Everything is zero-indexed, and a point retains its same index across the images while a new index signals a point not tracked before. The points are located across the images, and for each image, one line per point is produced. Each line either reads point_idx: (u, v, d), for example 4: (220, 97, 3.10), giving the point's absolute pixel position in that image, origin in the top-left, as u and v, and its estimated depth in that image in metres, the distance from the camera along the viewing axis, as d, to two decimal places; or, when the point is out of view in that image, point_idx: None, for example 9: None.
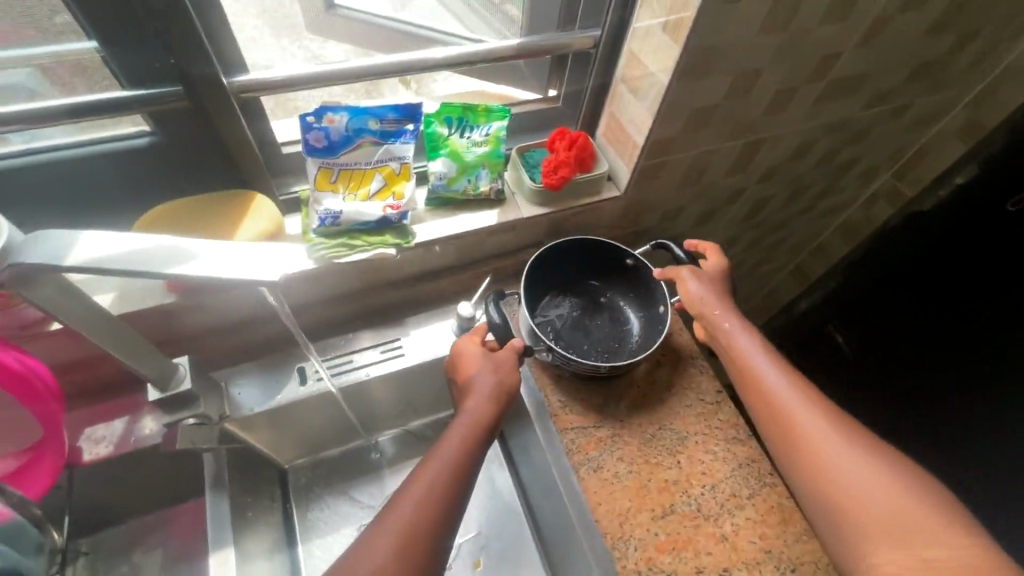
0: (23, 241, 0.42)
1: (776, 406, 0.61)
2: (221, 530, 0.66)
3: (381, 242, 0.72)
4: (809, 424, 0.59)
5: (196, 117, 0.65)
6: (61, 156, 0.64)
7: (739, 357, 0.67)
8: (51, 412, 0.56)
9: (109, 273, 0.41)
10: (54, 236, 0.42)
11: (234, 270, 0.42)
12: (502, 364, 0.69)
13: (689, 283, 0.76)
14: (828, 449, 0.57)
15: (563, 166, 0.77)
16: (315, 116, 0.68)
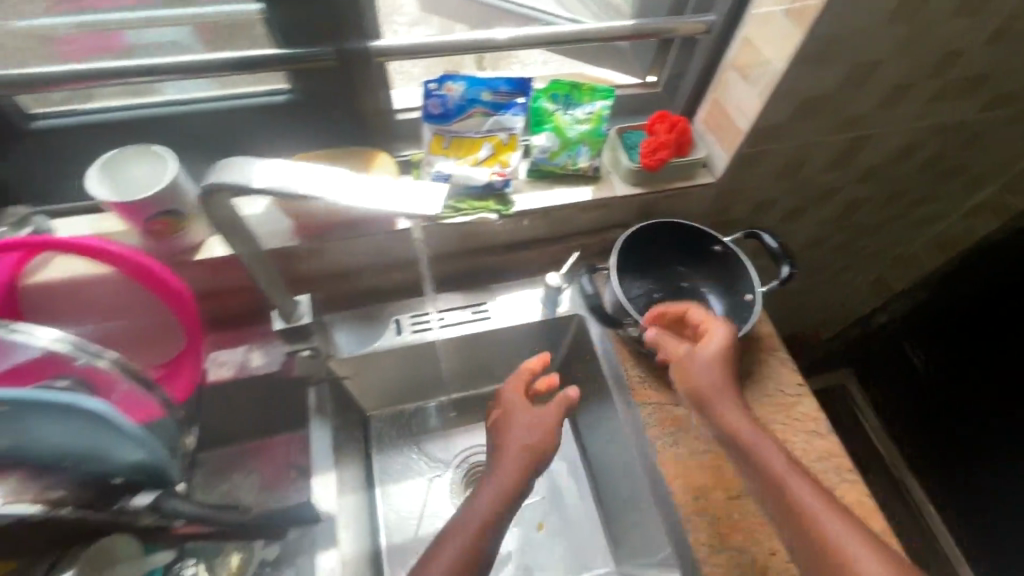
0: (225, 165, 0.48)
1: (801, 514, 0.58)
2: (324, 457, 0.72)
3: (484, 208, 0.76)
4: (835, 533, 0.56)
5: (330, 77, 0.71)
6: (212, 106, 0.72)
7: (755, 456, 0.63)
8: (194, 326, 0.63)
9: (288, 195, 0.46)
10: (247, 162, 0.48)
11: (391, 201, 0.44)
12: (531, 427, 0.72)
13: (691, 367, 0.71)
14: (858, 560, 0.54)
15: (663, 148, 0.79)
16: (436, 84, 0.73)
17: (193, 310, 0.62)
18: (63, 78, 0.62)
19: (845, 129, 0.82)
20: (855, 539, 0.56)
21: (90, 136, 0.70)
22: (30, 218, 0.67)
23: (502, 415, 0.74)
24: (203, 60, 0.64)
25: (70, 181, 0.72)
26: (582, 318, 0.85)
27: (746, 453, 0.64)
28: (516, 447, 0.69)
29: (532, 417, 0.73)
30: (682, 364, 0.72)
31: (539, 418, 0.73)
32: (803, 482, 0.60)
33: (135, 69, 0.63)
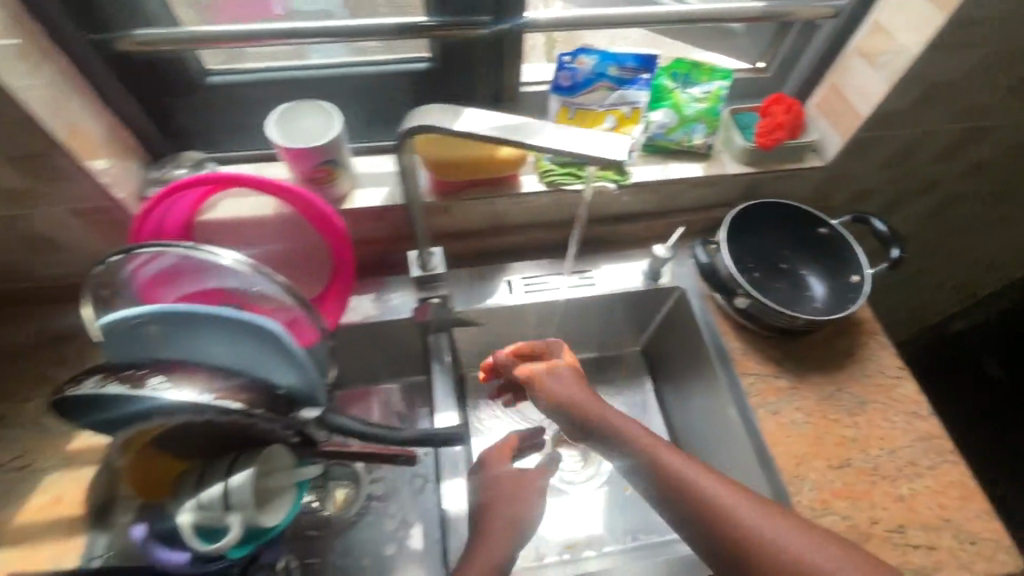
0: (428, 113, 0.52)
1: (716, 516, 0.58)
2: (447, 398, 0.79)
3: (603, 177, 0.81)
4: (749, 521, 0.57)
5: (472, 46, 0.75)
6: (360, 71, 0.77)
7: (656, 464, 0.62)
8: (343, 248, 0.69)
9: (492, 141, 0.49)
10: (448, 111, 0.52)
11: (592, 148, 0.48)
12: (513, 498, 0.72)
13: (560, 393, 0.70)
14: (784, 543, 0.56)
15: (780, 129, 0.81)
16: (570, 57, 0.77)
17: (352, 255, 0.70)
18: (236, 35, 0.65)
19: (964, 119, 0.83)
20: (766, 520, 0.57)
21: (249, 93, 0.76)
22: (204, 164, 0.75)
23: (489, 493, 0.73)
24: (368, 25, 0.68)
25: (229, 133, 0.79)
26: (683, 291, 0.88)
27: (648, 464, 0.62)
28: (504, 520, 0.70)
29: (504, 487, 0.73)
30: (555, 399, 0.70)
31: (513, 485, 0.73)
32: (714, 479, 0.61)
33: (300, 30, 0.67)
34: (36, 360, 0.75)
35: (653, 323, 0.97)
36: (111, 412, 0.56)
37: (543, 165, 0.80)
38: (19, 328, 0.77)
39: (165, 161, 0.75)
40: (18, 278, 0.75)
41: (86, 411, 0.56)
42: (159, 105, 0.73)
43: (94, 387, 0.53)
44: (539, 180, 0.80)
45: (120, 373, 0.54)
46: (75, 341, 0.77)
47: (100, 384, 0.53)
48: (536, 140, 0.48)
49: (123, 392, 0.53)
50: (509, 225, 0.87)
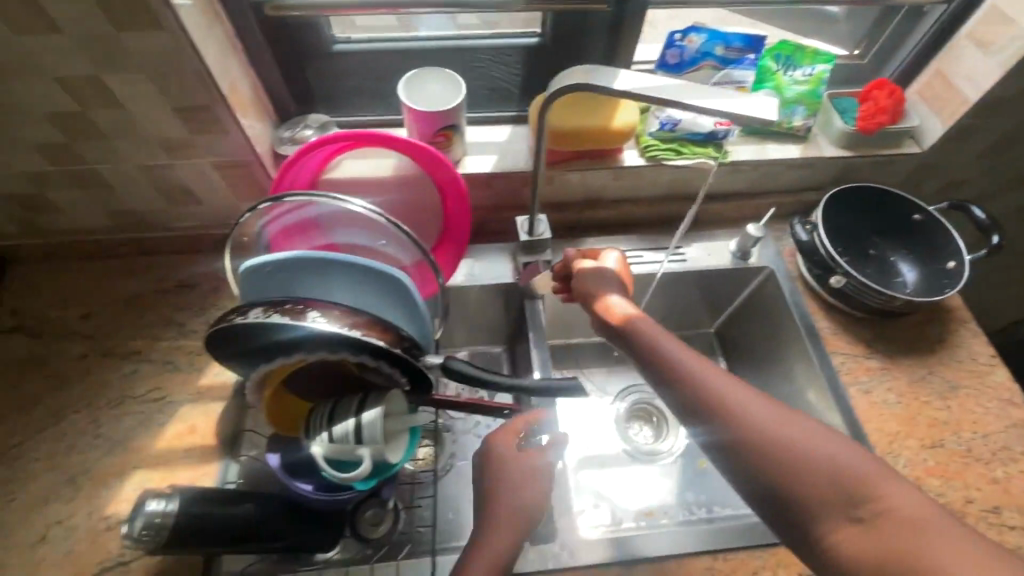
0: (581, 75, 0.55)
1: (741, 427, 0.51)
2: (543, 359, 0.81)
3: (704, 154, 0.83)
4: (771, 427, 0.50)
5: (585, 21, 0.77)
6: (475, 44, 0.81)
7: (694, 387, 0.55)
8: (463, 211, 0.75)
9: (646, 101, 0.52)
10: (601, 73, 0.54)
11: (748, 108, 0.49)
12: (520, 485, 0.65)
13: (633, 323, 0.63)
14: (809, 451, 0.48)
15: (882, 113, 0.82)
16: (681, 35, 0.79)
17: (469, 222, 0.77)
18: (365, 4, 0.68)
19: None
20: (791, 425, 0.50)
21: (372, 61, 0.80)
22: (328, 126, 0.79)
23: (488, 481, 0.65)
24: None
25: (350, 99, 0.83)
26: (772, 271, 0.89)
27: (690, 387, 0.55)
28: (501, 511, 0.63)
29: (505, 476, 0.65)
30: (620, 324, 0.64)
31: (514, 472, 0.65)
32: (740, 391, 0.54)
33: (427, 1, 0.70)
34: (167, 303, 0.81)
35: (731, 304, 0.96)
36: (265, 341, 0.61)
37: (645, 140, 0.82)
38: (151, 274, 0.83)
39: (291, 122, 0.79)
40: (155, 227, 0.81)
41: (244, 339, 0.61)
42: (291, 69, 0.78)
43: (260, 317, 0.57)
44: (640, 155, 0.83)
45: (280, 306, 0.58)
46: (200, 288, 0.83)
47: (264, 314, 0.57)
48: (709, 103, 0.50)
49: (286, 323, 0.58)
50: (603, 199, 0.90)
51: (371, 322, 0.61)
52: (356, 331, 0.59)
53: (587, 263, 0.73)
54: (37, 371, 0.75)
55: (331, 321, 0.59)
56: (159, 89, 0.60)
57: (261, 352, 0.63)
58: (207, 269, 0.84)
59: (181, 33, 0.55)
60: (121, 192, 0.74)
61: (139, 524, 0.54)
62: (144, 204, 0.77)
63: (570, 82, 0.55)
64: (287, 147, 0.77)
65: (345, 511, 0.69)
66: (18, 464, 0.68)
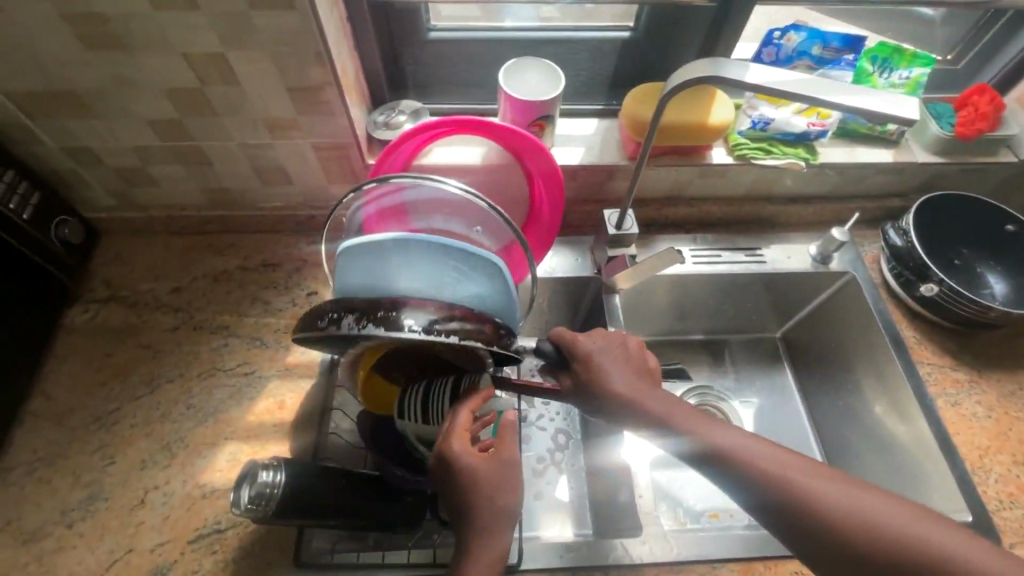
0: (705, 64, 0.54)
1: (771, 485, 0.48)
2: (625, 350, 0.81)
3: (795, 154, 0.82)
4: (796, 480, 0.48)
5: (683, 16, 0.77)
6: (567, 36, 0.81)
7: (766, 479, 0.48)
8: (556, 202, 0.77)
9: (774, 95, 0.51)
10: (724, 63, 0.54)
11: (884, 107, 0.49)
12: (496, 484, 0.57)
13: (600, 380, 0.58)
14: (885, 519, 0.45)
15: (982, 119, 0.80)
16: (780, 33, 0.77)
17: (560, 213, 0.78)
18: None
19: None
20: (828, 482, 0.48)
21: (465, 50, 0.81)
22: (421, 112, 0.80)
23: (465, 492, 0.56)
24: None
25: (440, 86, 0.84)
26: (854, 277, 0.87)
27: (717, 452, 0.51)
28: (486, 512, 0.56)
29: (478, 481, 0.57)
30: (587, 373, 0.59)
31: (484, 473, 0.57)
32: (751, 440, 0.51)
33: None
34: (253, 281, 0.82)
35: (806, 307, 0.93)
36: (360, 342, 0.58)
37: (736, 139, 0.82)
38: (236, 252, 0.85)
39: (385, 107, 0.80)
40: (243, 206, 0.83)
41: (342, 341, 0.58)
42: (388, 54, 0.79)
43: (353, 329, 0.53)
44: (729, 153, 0.82)
45: (373, 316, 0.53)
46: (284, 267, 0.84)
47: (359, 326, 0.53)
48: (843, 98, 0.49)
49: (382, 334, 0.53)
50: (683, 195, 0.89)
51: (466, 322, 0.55)
52: (452, 337, 0.53)
53: (578, 339, 0.61)
54: (131, 341, 0.77)
55: (427, 331, 0.53)
56: (279, 69, 0.62)
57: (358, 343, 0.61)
58: (291, 250, 0.85)
59: (309, 12, 0.57)
60: (220, 169, 0.76)
61: (250, 493, 0.54)
62: (239, 183, 0.78)
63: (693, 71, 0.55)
64: (380, 130, 0.77)
65: (424, 494, 0.67)
66: (116, 429, 0.70)
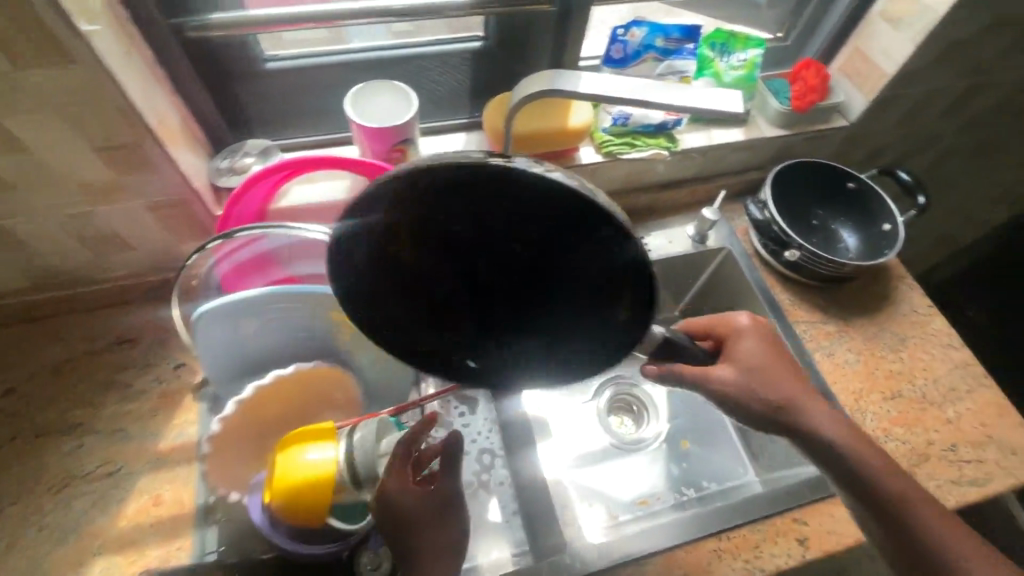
0: (540, 76, 0.54)
1: (883, 497, 0.57)
2: None
3: (656, 145, 0.84)
4: (896, 494, 0.57)
5: (529, 21, 0.76)
6: (417, 53, 0.78)
7: (878, 489, 0.57)
8: None
9: (606, 102, 0.52)
10: (555, 73, 0.54)
11: (707, 102, 0.51)
12: (433, 519, 0.56)
13: (769, 373, 0.61)
14: (947, 542, 0.54)
15: (813, 91, 0.87)
16: (623, 30, 0.80)
17: None
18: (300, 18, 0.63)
19: (968, 75, 0.90)
20: (920, 501, 0.56)
21: (311, 78, 0.75)
22: (271, 151, 0.74)
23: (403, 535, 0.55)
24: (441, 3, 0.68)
25: (289, 119, 0.79)
26: (729, 251, 0.92)
27: (851, 460, 0.58)
28: (428, 555, 0.55)
29: (414, 519, 0.55)
30: (756, 367, 0.61)
31: (421, 510, 0.55)
32: (869, 454, 0.58)
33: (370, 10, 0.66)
34: (106, 364, 0.72)
35: (698, 281, 0.97)
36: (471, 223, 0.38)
37: (600, 136, 0.83)
38: (81, 334, 0.74)
39: (228, 150, 0.73)
40: (78, 282, 0.72)
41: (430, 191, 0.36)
42: (220, 93, 0.72)
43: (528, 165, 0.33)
44: (597, 151, 0.83)
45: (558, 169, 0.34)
46: (142, 341, 0.74)
47: (545, 167, 0.33)
48: (682, 100, 0.51)
49: (558, 207, 0.34)
50: None
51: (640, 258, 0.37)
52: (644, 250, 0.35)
53: (739, 320, 0.65)
54: None
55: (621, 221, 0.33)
56: (76, 129, 0.54)
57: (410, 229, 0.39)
58: (147, 320, 0.76)
59: (95, 64, 0.49)
60: (36, 247, 0.65)
61: None
62: (65, 258, 0.68)
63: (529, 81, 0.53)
64: (226, 178, 0.70)
65: (341, 559, 0.62)
66: None
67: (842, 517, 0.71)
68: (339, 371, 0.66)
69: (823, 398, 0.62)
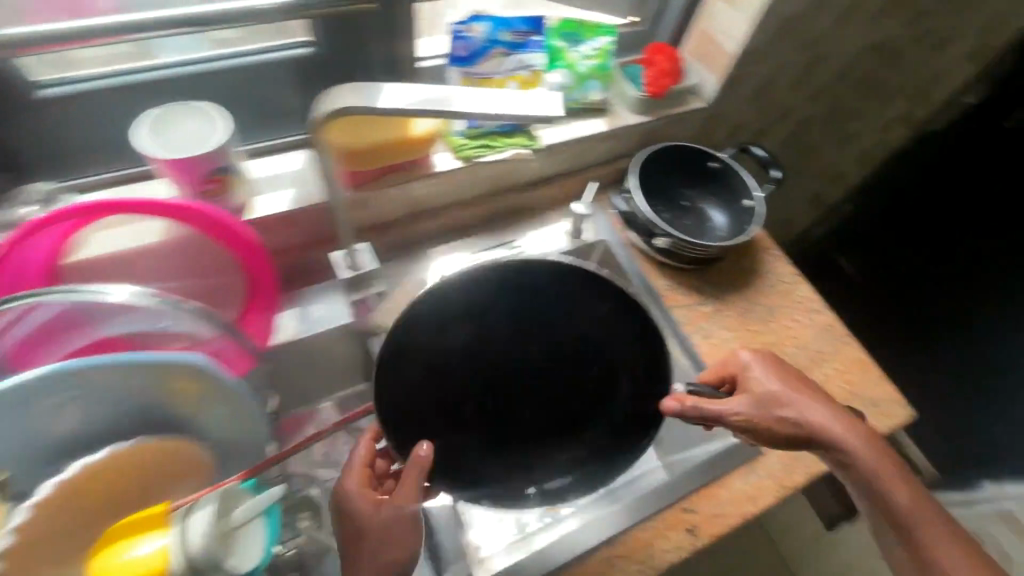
0: (335, 90, 0.48)
1: (879, 496, 0.59)
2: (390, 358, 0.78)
3: (516, 143, 0.81)
4: (890, 493, 0.58)
5: (356, 23, 0.70)
6: (232, 65, 0.69)
7: (874, 489, 0.59)
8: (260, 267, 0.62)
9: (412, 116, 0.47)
10: (352, 86, 0.48)
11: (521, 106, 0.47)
12: (384, 534, 0.52)
13: (784, 395, 0.62)
14: (935, 540, 0.56)
15: (665, 76, 0.87)
16: (462, 24, 0.77)
17: (273, 280, 0.63)
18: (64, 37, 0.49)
19: (805, 50, 0.93)
20: (909, 499, 0.58)
21: (110, 101, 0.65)
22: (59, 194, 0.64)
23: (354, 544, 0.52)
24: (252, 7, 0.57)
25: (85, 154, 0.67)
26: (606, 243, 0.91)
27: (851, 461, 0.60)
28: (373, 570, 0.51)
29: (366, 532, 0.52)
30: (775, 394, 0.62)
31: (373, 522, 0.52)
32: (869, 454, 0.60)
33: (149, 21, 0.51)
34: None
35: None
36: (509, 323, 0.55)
37: (456, 140, 0.79)
38: None
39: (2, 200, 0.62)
40: None
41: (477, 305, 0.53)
42: None
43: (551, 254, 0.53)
44: (454, 157, 0.78)
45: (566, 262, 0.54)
46: None
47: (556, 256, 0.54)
48: (502, 107, 0.47)
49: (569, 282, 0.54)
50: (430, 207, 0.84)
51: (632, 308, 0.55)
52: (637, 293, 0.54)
53: (745, 356, 0.67)
54: None
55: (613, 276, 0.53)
56: None
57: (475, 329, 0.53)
58: None
59: None
60: None
61: None
62: None
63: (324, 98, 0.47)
64: None
65: None
66: None
67: (727, 498, 0.73)
68: (176, 444, 0.58)
69: (845, 414, 0.62)
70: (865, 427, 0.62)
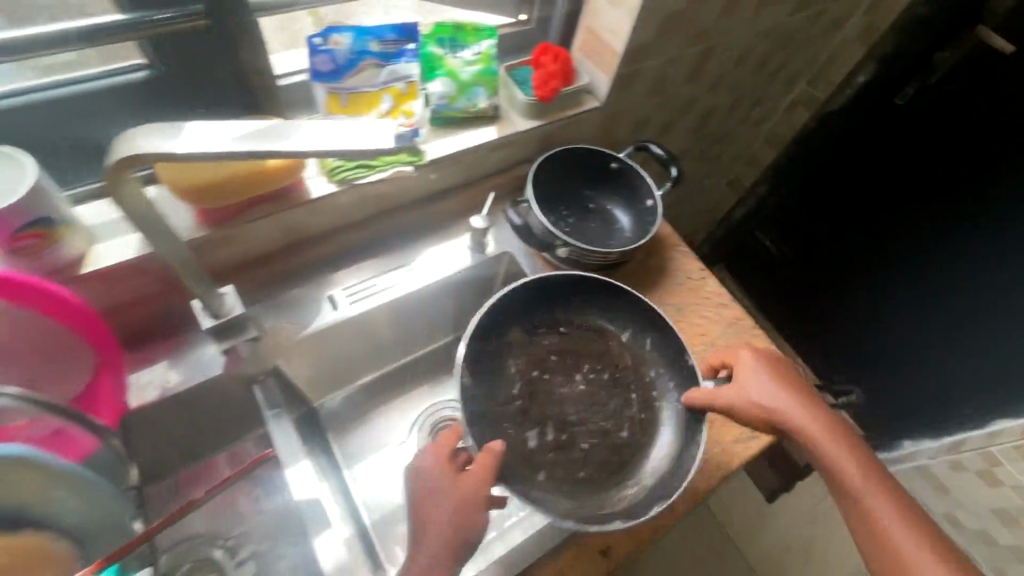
0: (132, 134, 0.42)
1: (849, 492, 0.61)
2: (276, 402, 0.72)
3: (396, 161, 0.76)
4: (860, 490, 0.60)
5: (196, 40, 0.63)
6: (50, 97, 0.60)
7: (846, 486, 0.61)
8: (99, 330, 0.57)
9: (223, 159, 0.43)
10: (154, 129, 0.43)
11: (348, 140, 0.43)
12: (458, 507, 0.55)
13: (770, 389, 0.67)
14: (904, 540, 0.57)
15: (553, 78, 0.83)
16: (321, 38, 0.69)
17: (111, 340, 0.59)
18: None
19: (695, 42, 0.92)
20: (881, 499, 0.59)
21: None
22: None
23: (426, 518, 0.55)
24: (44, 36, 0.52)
25: None
26: (509, 254, 0.87)
27: (825, 455, 0.63)
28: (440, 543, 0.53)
29: (442, 499, 0.55)
30: (768, 383, 0.67)
31: (453, 491, 0.56)
32: (842, 452, 0.62)
33: None
34: None
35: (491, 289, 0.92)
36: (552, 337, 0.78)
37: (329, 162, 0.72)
38: None
39: None
40: None
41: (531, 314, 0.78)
42: None
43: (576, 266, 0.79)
44: (329, 180, 0.72)
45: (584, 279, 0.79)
46: None
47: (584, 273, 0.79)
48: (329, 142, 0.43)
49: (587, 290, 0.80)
50: (313, 233, 0.78)
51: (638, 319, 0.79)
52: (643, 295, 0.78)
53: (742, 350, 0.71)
54: None
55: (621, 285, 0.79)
56: None
57: (524, 351, 0.77)
58: None
59: None
60: None
61: None
62: None
63: (116, 147, 0.41)
64: None
65: None
66: None
67: None
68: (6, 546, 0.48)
69: (825, 412, 0.66)
70: (842, 426, 0.65)
